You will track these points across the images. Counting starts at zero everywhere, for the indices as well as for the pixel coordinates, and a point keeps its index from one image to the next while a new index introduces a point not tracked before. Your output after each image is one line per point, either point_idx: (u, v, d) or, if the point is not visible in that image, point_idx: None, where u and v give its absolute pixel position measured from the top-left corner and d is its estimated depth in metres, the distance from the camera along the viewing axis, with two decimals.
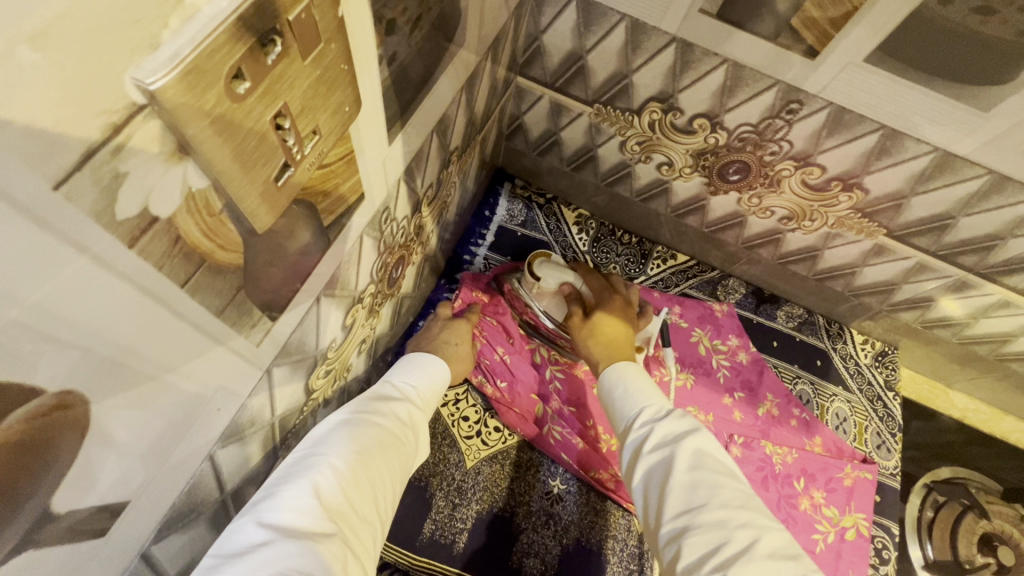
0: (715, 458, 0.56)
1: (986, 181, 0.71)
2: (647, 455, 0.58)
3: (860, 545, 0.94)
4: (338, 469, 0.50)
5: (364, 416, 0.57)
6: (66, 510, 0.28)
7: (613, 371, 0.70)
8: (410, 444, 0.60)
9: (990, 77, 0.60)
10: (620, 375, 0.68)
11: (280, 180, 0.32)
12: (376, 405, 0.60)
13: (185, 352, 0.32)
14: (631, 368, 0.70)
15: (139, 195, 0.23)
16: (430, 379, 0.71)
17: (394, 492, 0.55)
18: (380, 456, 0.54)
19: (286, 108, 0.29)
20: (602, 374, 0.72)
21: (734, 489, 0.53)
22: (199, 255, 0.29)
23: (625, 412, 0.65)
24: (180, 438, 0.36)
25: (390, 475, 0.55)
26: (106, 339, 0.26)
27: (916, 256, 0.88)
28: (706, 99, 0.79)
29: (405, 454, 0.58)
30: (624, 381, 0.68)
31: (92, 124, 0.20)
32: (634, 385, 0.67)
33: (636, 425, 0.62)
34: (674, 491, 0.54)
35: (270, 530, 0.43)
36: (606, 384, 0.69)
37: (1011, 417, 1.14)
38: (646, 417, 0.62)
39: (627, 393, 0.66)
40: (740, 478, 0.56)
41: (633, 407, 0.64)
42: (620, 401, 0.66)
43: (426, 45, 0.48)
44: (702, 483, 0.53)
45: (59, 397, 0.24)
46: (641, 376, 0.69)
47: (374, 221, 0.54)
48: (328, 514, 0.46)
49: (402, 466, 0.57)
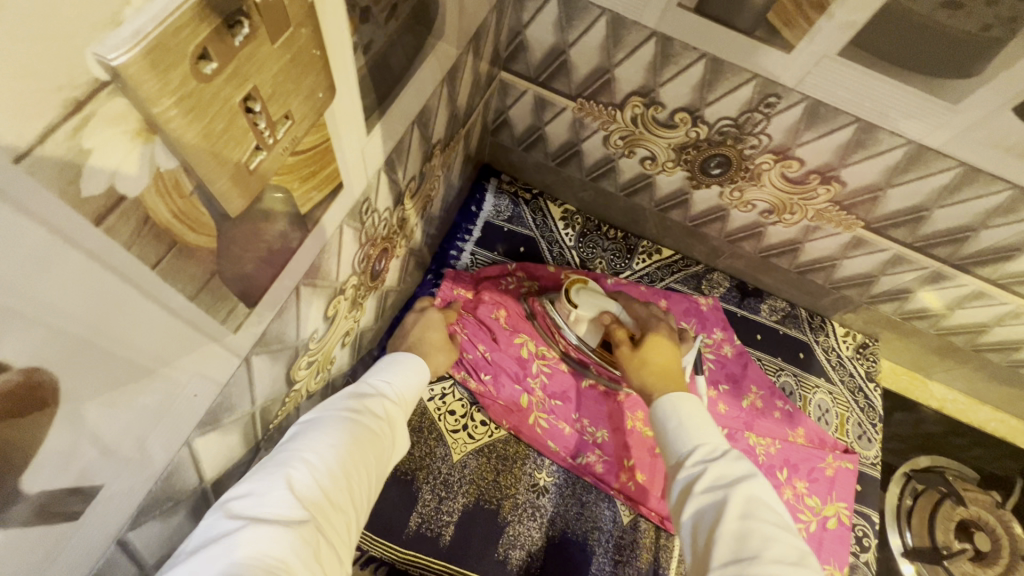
0: (767, 508, 0.56)
1: (958, 173, 0.73)
2: (698, 495, 0.58)
3: (841, 533, 0.96)
4: (313, 462, 0.51)
5: (341, 411, 0.58)
6: (35, 491, 0.28)
7: (668, 400, 0.70)
8: (387, 438, 0.60)
9: (958, 70, 0.62)
10: (674, 407, 0.69)
11: (252, 164, 0.32)
12: (353, 400, 0.60)
13: (160, 337, 0.33)
14: (688, 400, 0.70)
15: (104, 171, 0.23)
16: (406, 372, 0.70)
17: (371, 485, 0.56)
18: (358, 449, 0.55)
19: (255, 91, 0.29)
20: (654, 402, 0.72)
21: (787, 545, 0.53)
22: (170, 236, 0.29)
23: (677, 447, 0.65)
24: (156, 425, 0.37)
25: (367, 467, 0.55)
26: (75, 319, 0.26)
27: (893, 248, 0.90)
28: (686, 93, 0.80)
29: (382, 447, 0.59)
30: (678, 414, 0.68)
31: (52, 99, 0.20)
32: (688, 420, 0.67)
33: (689, 462, 0.62)
34: (724, 537, 0.53)
35: (242, 520, 0.44)
36: (658, 413, 0.70)
37: (987, 407, 1.16)
38: (699, 455, 0.62)
39: (681, 427, 0.66)
40: (794, 533, 0.55)
41: (686, 443, 0.64)
42: (671, 436, 0.67)
43: (403, 36, 0.49)
44: (753, 532, 0.53)
45: (26, 374, 0.25)
46: (699, 409, 0.69)
47: (354, 212, 0.55)
48: (301, 504, 0.47)
49: (375, 456, 0.57)
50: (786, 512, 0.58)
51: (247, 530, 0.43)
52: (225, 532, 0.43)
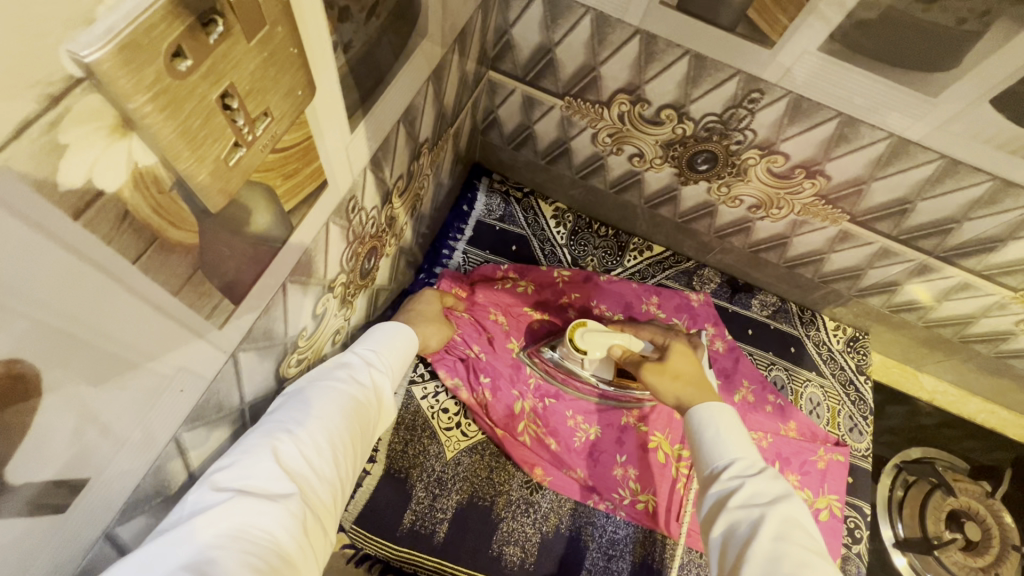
0: (803, 532, 0.55)
1: (939, 165, 0.74)
2: (732, 510, 0.58)
3: (833, 525, 0.96)
4: (298, 435, 0.52)
5: (327, 383, 0.58)
6: (20, 483, 0.29)
7: (705, 410, 0.68)
8: (374, 408, 0.62)
9: (934, 64, 0.63)
10: (710, 418, 0.67)
11: (231, 160, 0.33)
12: (340, 371, 0.61)
13: (145, 331, 0.33)
14: (727, 413, 0.68)
15: (82, 166, 0.24)
16: (395, 345, 0.70)
17: (358, 454, 0.58)
18: (344, 421, 0.56)
19: (232, 89, 0.30)
20: (689, 411, 0.71)
21: (822, 570, 0.52)
22: (151, 232, 0.30)
23: (711, 458, 0.65)
24: (142, 419, 0.37)
25: (355, 438, 0.57)
26: (58, 311, 0.27)
27: (879, 240, 0.91)
28: (672, 90, 0.81)
29: (368, 418, 0.60)
30: (715, 425, 0.67)
31: (28, 95, 0.21)
32: (726, 434, 0.66)
33: (724, 475, 0.61)
34: (757, 557, 0.53)
35: (228, 492, 0.46)
36: (693, 422, 0.68)
37: (977, 398, 1.17)
38: (735, 469, 0.61)
39: (718, 440, 0.65)
40: (830, 563, 0.54)
41: (721, 455, 0.64)
42: (707, 446, 0.66)
43: (385, 35, 0.49)
44: (788, 556, 0.52)
45: (8, 366, 0.25)
46: (737, 423, 0.67)
47: (340, 209, 0.55)
48: (287, 477, 0.49)
49: (361, 427, 0.58)
50: (822, 539, 0.57)
51: (233, 503, 0.45)
52: (212, 503, 0.44)
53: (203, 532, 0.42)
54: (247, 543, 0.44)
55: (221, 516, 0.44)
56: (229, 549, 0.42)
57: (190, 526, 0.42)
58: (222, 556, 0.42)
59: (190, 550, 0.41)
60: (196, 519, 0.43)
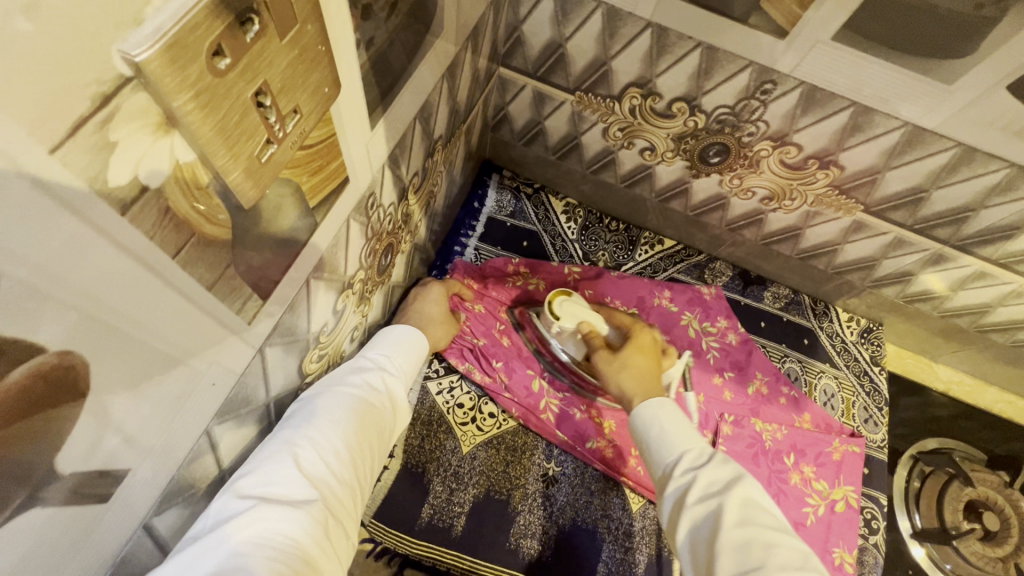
0: (763, 511, 0.57)
1: (955, 153, 0.74)
2: (693, 507, 0.58)
3: (849, 516, 0.97)
4: (316, 441, 0.54)
5: (341, 390, 0.61)
6: (69, 472, 0.30)
7: (646, 408, 0.70)
8: (387, 411, 0.64)
9: (950, 51, 0.63)
10: (652, 415, 0.68)
11: (263, 156, 0.34)
12: (351, 377, 0.63)
13: (183, 326, 0.34)
14: (666, 406, 0.69)
15: (129, 163, 0.25)
16: (407, 349, 0.73)
17: (371, 458, 0.60)
18: (359, 426, 0.59)
19: (266, 86, 0.31)
20: (632, 412, 0.72)
21: (789, 548, 0.53)
22: (189, 227, 0.31)
23: (663, 456, 0.65)
24: (176, 413, 0.38)
25: (368, 443, 0.59)
26: (108, 305, 0.27)
27: (894, 231, 0.91)
28: (683, 83, 0.81)
29: (380, 423, 0.62)
30: (658, 422, 0.68)
31: (83, 93, 0.21)
32: (670, 427, 0.67)
33: (676, 472, 0.62)
34: (724, 550, 0.53)
35: (251, 500, 0.48)
36: (637, 423, 0.69)
37: (994, 388, 1.17)
38: (686, 463, 0.62)
39: (663, 437, 0.66)
40: (794, 536, 0.56)
41: (670, 452, 0.65)
42: (655, 445, 0.67)
43: (403, 34, 0.50)
44: (754, 541, 0.53)
45: (61, 356, 0.26)
46: (677, 413, 0.69)
47: (360, 206, 0.56)
48: (308, 482, 0.51)
49: (374, 432, 0.61)
50: (780, 511, 0.59)
51: (256, 510, 0.47)
52: (234, 513, 0.46)
53: (231, 540, 0.44)
54: (272, 549, 0.45)
55: (245, 523, 0.46)
56: (254, 556, 0.44)
57: (219, 535, 0.44)
58: (249, 561, 0.44)
59: (218, 556, 0.43)
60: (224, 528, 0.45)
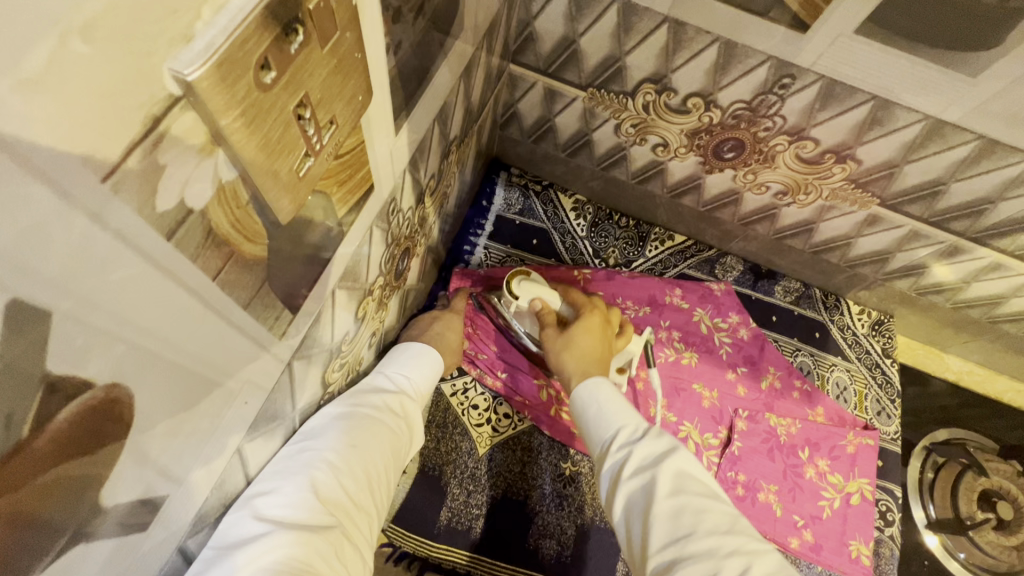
0: (695, 480, 0.57)
1: (976, 146, 0.73)
2: (626, 481, 0.58)
3: (865, 509, 0.97)
4: (335, 464, 0.54)
5: (359, 410, 0.61)
6: (112, 504, 0.29)
7: (584, 389, 0.69)
8: (404, 436, 0.65)
9: (976, 43, 0.61)
10: (590, 395, 0.67)
11: (302, 170, 0.32)
12: (373, 397, 0.64)
13: (219, 348, 0.33)
14: (604, 385, 0.69)
15: (176, 186, 0.23)
16: (424, 372, 0.73)
17: (385, 483, 0.61)
18: (377, 451, 0.59)
19: (306, 98, 0.29)
20: (573, 392, 0.70)
21: (719, 513, 0.54)
22: (230, 247, 0.29)
23: (600, 434, 0.65)
24: (210, 435, 0.37)
25: (382, 468, 0.60)
26: (148, 331, 0.26)
27: (909, 224, 0.90)
28: (699, 78, 0.80)
29: (397, 446, 0.63)
30: (596, 401, 0.67)
31: (133, 117, 0.20)
32: (608, 404, 0.66)
33: (613, 448, 0.61)
34: (658, 520, 0.53)
35: (268, 524, 0.47)
36: (577, 403, 0.68)
37: (1004, 378, 1.17)
38: (622, 439, 0.61)
39: (602, 415, 0.65)
40: (724, 501, 0.56)
41: (608, 429, 0.64)
42: (593, 424, 0.66)
43: (427, 36, 0.49)
44: (685, 508, 0.53)
45: (107, 390, 0.25)
46: (615, 392, 0.68)
47: (382, 213, 0.55)
48: (325, 508, 0.51)
49: (390, 457, 0.61)
50: (713, 478, 0.59)
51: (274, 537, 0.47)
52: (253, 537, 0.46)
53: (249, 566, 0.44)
54: None
55: (261, 551, 0.46)
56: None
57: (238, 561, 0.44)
58: None
59: None
60: (240, 554, 0.45)
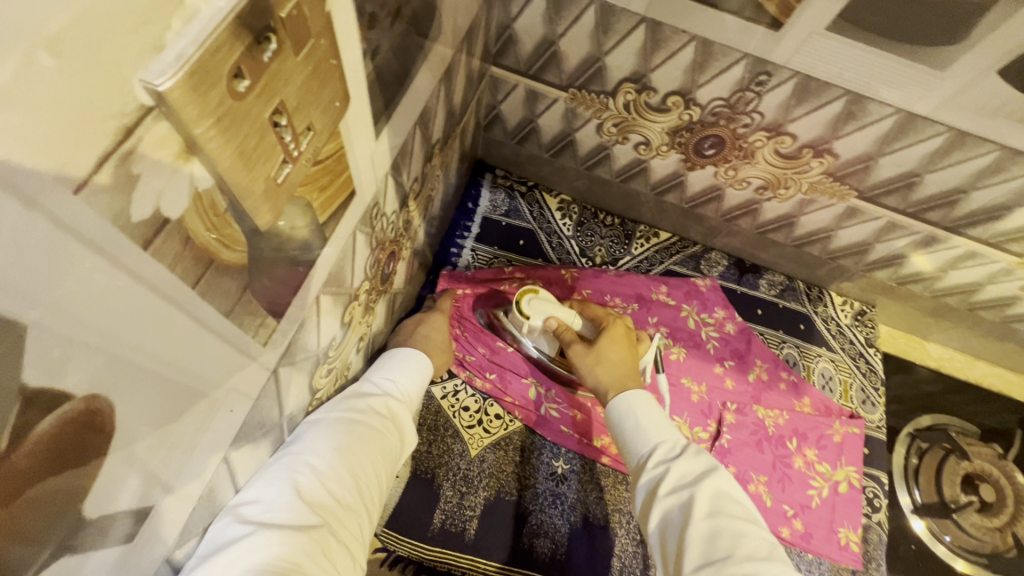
0: (733, 502, 0.58)
1: (947, 137, 0.75)
2: (663, 498, 0.59)
3: (852, 496, 0.99)
4: (319, 468, 0.55)
5: (343, 414, 0.61)
6: (97, 516, 0.29)
7: (621, 400, 0.70)
8: (391, 437, 0.65)
9: (943, 37, 0.63)
10: (627, 408, 0.68)
11: (279, 177, 0.32)
12: (357, 401, 0.64)
13: (202, 356, 0.33)
14: (643, 397, 0.70)
15: (151, 196, 0.24)
16: (412, 374, 0.73)
17: (375, 484, 0.61)
18: (364, 453, 0.59)
19: (282, 106, 0.30)
20: (608, 403, 0.72)
21: (756, 539, 0.54)
22: (209, 256, 0.30)
23: (636, 448, 0.66)
24: (195, 444, 0.37)
25: (370, 469, 0.60)
26: (127, 342, 0.26)
27: (886, 215, 0.92)
28: (678, 77, 0.81)
29: (385, 447, 0.63)
30: (633, 414, 0.68)
31: (104, 129, 0.20)
32: (646, 418, 0.67)
33: (650, 463, 0.62)
34: (693, 541, 0.55)
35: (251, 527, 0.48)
36: (613, 414, 0.70)
37: (983, 363, 1.20)
38: (659, 456, 0.62)
39: (638, 429, 0.66)
40: (761, 525, 0.57)
41: (644, 444, 0.65)
42: (630, 437, 0.67)
43: (405, 41, 0.49)
44: (722, 531, 0.54)
45: (88, 401, 0.25)
46: (652, 406, 0.69)
47: (365, 217, 0.55)
48: (310, 508, 0.51)
49: (379, 457, 0.62)
50: (750, 501, 0.60)
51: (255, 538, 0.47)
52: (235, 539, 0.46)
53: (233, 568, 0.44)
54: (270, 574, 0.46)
55: (248, 550, 0.46)
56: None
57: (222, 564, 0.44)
58: None
59: None
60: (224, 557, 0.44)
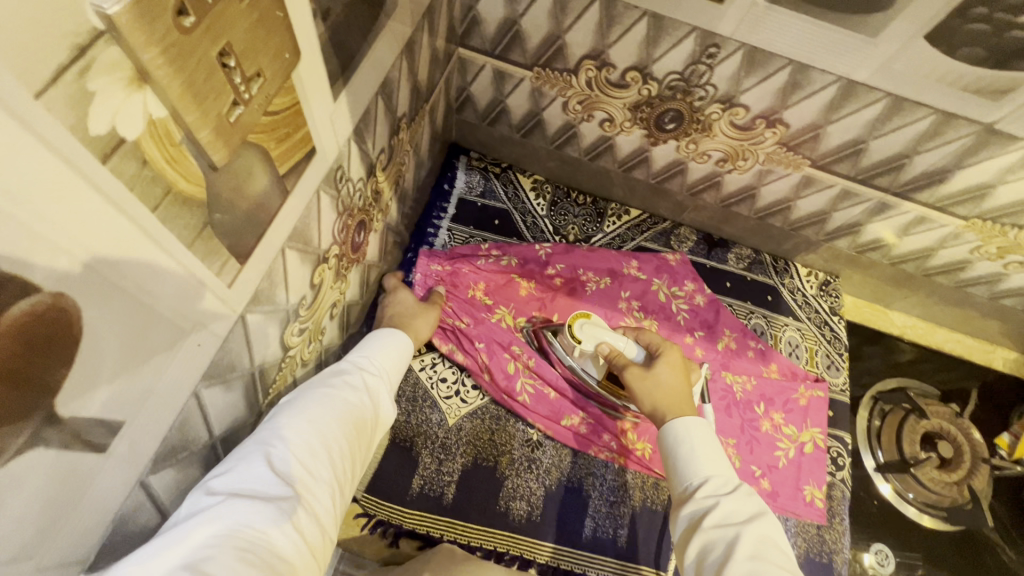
0: (776, 552, 0.59)
1: (885, 103, 0.79)
2: (706, 529, 0.61)
3: (817, 456, 1.03)
4: (289, 440, 0.56)
5: (313, 393, 0.64)
6: (68, 416, 0.32)
7: (679, 425, 0.72)
8: (364, 416, 0.66)
9: (870, 5, 0.67)
10: (686, 432, 0.71)
11: (231, 116, 0.36)
12: (329, 383, 0.67)
13: (165, 283, 0.36)
14: (704, 429, 0.72)
15: (107, 114, 0.27)
16: (382, 356, 0.76)
17: (349, 461, 0.62)
18: (336, 427, 0.61)
19: (228, 47, 0.33)
20: (665, 426, 0.74)
21: None
22: (166, 183, 0.33)
23: (685, 475, 0.68)
24: (162, 371, 0.40)
25: (343, 445, 0.61)
26: (91, 251, 0.29)
27: (839, 183, 0.96)
28: (634, 53, 0.85)
29: (358, 423, 0.65)
30: (689, 441, 0.71)
31: (60, 45, 0.24)
32: (701, 448, 0.70)
33: (699, 494, 0.65)
34: None
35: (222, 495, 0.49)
36: (670, 437, 0.72)
37: (944, 329, 1.24)
38: (709, 488, 0.65)
39: (692, 457, 0.69)
40: None
41: (695, 474, 0.68)
42: (682, 463, 0.70)
43: (358, 9, 0.53)
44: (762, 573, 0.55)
45: (54, 298, 0.28)
46: (711, 439, 0.72)
47: (329, 178, 0.58)
48: (280, 479, 0.53)
49: (352, 432, 0.63)
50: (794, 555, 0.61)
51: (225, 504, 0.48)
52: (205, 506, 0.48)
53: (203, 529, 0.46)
54: (241, 540, 0.47)
55: (217, 514, 0.47)
56: (224, 546, 0.45)
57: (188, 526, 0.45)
58: (216, 552, 0.45)
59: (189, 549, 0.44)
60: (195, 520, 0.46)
